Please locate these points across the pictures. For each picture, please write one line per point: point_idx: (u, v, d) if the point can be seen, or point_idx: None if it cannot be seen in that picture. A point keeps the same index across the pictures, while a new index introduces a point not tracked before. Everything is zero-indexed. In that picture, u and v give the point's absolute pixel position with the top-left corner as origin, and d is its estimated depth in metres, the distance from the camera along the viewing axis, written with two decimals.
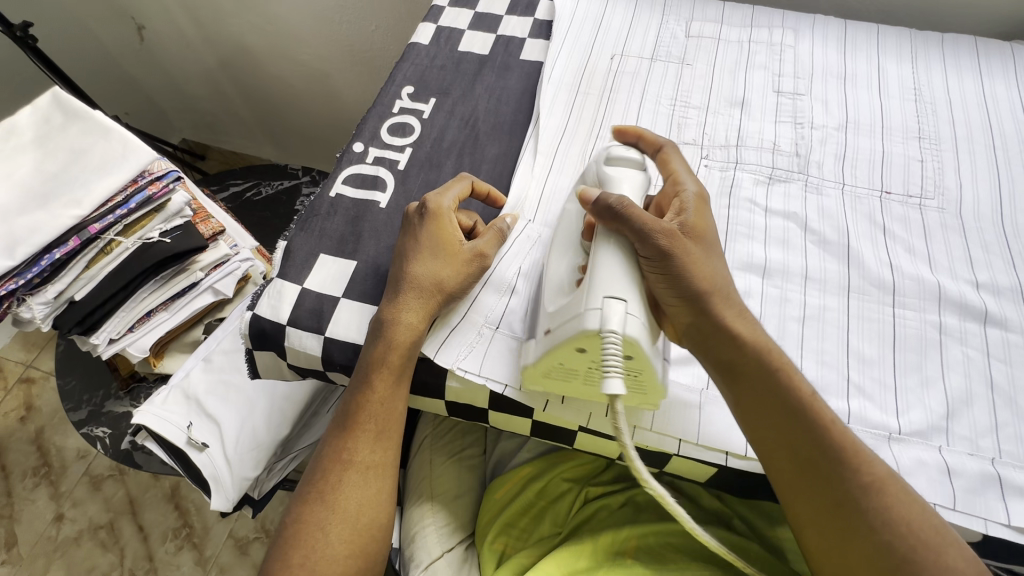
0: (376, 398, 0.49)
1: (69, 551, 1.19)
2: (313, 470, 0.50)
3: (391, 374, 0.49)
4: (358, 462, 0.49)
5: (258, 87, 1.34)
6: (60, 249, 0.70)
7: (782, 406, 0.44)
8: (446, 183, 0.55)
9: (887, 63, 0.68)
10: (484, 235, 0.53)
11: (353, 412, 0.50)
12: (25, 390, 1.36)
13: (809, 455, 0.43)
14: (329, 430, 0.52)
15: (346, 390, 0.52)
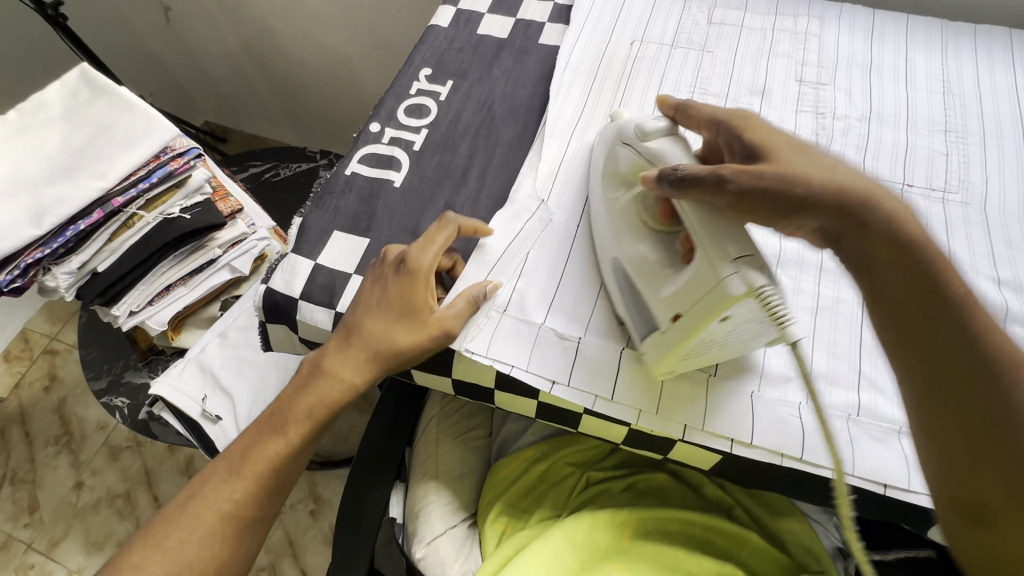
0: (286, 444, 0.52)
1: (87, 517, 1.23)
2: (192, 486, 0.51)
3: (306, 416, 0.52)
4: (227, 503, 0.49)
5: (279, 70, 1.36)
6: (84, 220, 0.72)
7: (915, 307, 0.39)
8: (430, 229, 0.52)
9: (915, 54, 0.66)
10: (456, 301, 0.51)
11: (253, 454, 0.51)
12: (49, 361, 1.40)
13: (953, 366, 0.37)
14: (226, 454, 0.53)
15: (261, 421, 0.54)
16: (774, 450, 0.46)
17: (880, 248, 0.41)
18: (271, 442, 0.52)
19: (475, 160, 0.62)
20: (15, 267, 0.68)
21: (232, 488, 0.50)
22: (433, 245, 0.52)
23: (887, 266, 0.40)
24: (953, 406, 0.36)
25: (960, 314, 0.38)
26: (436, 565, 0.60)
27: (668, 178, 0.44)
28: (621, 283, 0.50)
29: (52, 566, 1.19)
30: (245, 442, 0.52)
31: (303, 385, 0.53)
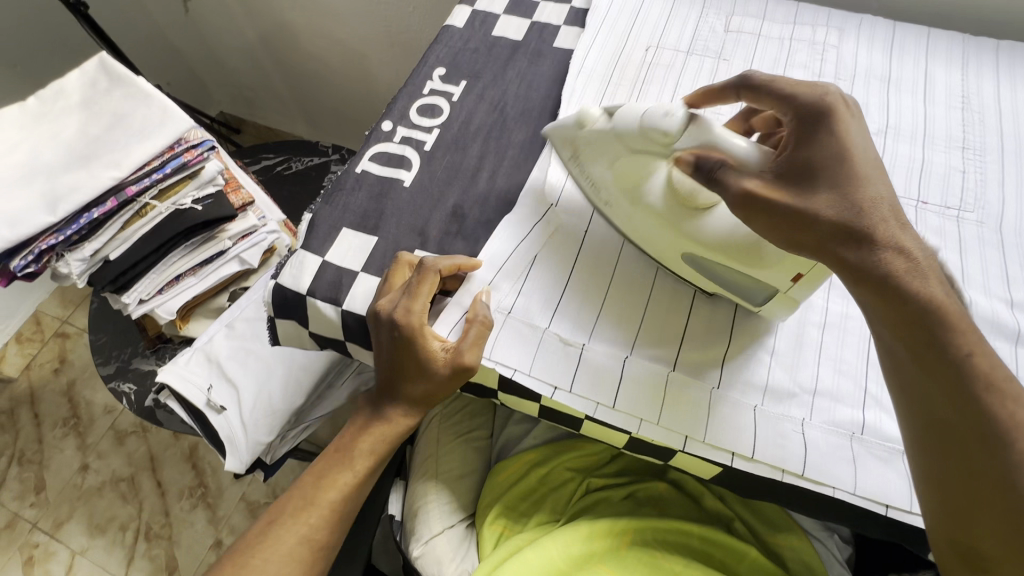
0: (352, 478, 0.55)
1: (91, 500, 1.25)
2: (274, 514, 0.54)
3: (370, 453, 0.55)
4: (307, 533, 0.53)
5: (294, 64, 1.36)
6: (98, 208, 0.72)
7: (925, 359, 0.39)
8: (413, 281, 0.50)
9: (935, 68, 0.65)
10: (466, 337, 0.49)
11: (321, 487, 0.54)
12: (59, 344, 1.42)
13: (960, 421, 0.38)
14: (298, 484, 0.56)
15: (325, 457, 0.56)
16: (775, 465, 0.46)
17: (898, 303, 0.39)
18: (337, 476, 0.55)
19: (486, 161, 0.62)
20: (30, 252, 0.70)
21: (307, 519, 0.53)
22: (418, 300, 0.49)
23: (902, 328, 0.40)
24: (961, 459, 0.38)
25: (970, 364, 0.38)
26: (432, 564, 0.60)
27: (709, 162, 0.46)
28: (705, 268, 0.50)
29: (56, 546, 1.21)
30: (317, 473, 0.55)
31: (364, 425, 0.56)
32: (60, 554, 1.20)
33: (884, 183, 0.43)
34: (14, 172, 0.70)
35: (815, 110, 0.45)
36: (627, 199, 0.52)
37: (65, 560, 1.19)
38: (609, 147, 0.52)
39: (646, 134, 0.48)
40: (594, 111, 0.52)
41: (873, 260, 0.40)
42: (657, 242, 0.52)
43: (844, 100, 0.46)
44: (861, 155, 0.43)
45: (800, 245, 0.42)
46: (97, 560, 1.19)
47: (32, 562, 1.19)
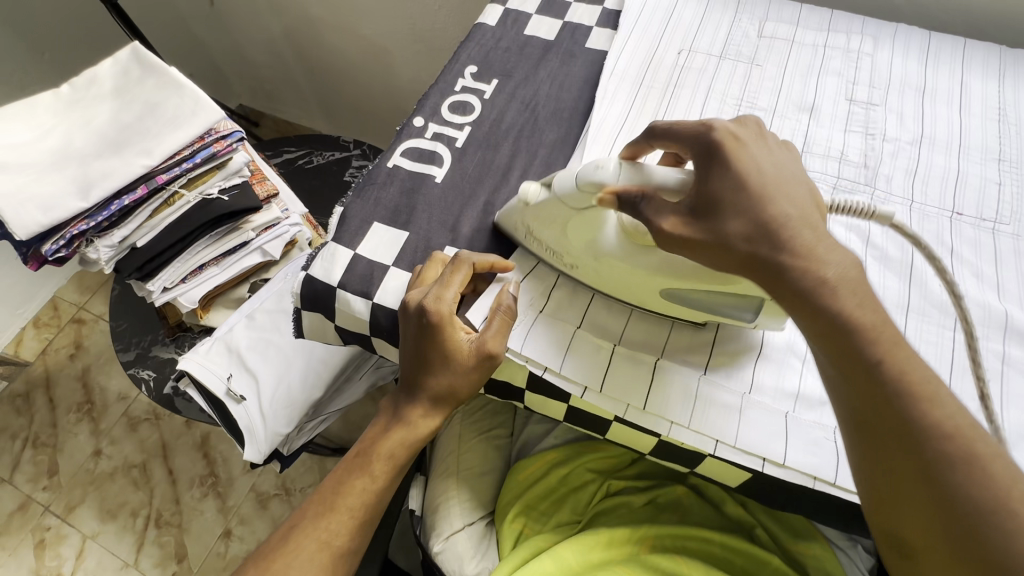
0: (372, 484, 0.54)
1: (103, 485, 1.25)
2: (292, 523, 0.53)
3: (390, 457, 0.54)
4: (327, 540, 0.51)
5: (317, 59, 1.37)
6: (129, 195, 0.73)
7: (848, 362, 0.37)
8: (445, 272, 0.51)
9: (971, 79, 0.65)
10: (493, 327, 0.50)
11: (341, 493, 0.53)
12: (76, 330, 1.44)
13: (879, 422, 0.36)
14: (317, 493, 0.55)
15: (343, 465, 0.56)
16: (808, 472, 0.46)
17: (813, 309, 0.38)
18: (358, 480, 0.54)
19: (517, 160, 0.62)
20: (61, 237, 0.70)
21: (327, 526, 0.52)
22: (450, 290, 0.49)
23: (822, 334, 0.38)
24: (883, 457, 0.36)
25: (884, 369, 0.36)
26: (453, 560, 0.61)
27: (631, 197, 0.44)
28: (686, 302, 0.49)
29: (67, 529, 1.22)
30: (335, 481, 0.54)
31: (386, 425, 0.56)
32: (71, 538, 1.21)
33: (788, 200, 0.41)
34: (47, 158, 0.71)
35: (701, 145, 0.43)
36: (588, 257, 0.50)
37: (76, 544, 1.20)
38: (556, 215, 0.49)
39: (584, 190, 0.46)
40: (532, 187, 0.51)
41: (788, 270, 0.38)
42: (632, 288, 0.50)
43: (731, 128, 0.43)
44: (756, 180, 0.41)
45: (720, 266, 0.41)
46: (107, 546, 1.19)
47: (44, 545, 1.20)
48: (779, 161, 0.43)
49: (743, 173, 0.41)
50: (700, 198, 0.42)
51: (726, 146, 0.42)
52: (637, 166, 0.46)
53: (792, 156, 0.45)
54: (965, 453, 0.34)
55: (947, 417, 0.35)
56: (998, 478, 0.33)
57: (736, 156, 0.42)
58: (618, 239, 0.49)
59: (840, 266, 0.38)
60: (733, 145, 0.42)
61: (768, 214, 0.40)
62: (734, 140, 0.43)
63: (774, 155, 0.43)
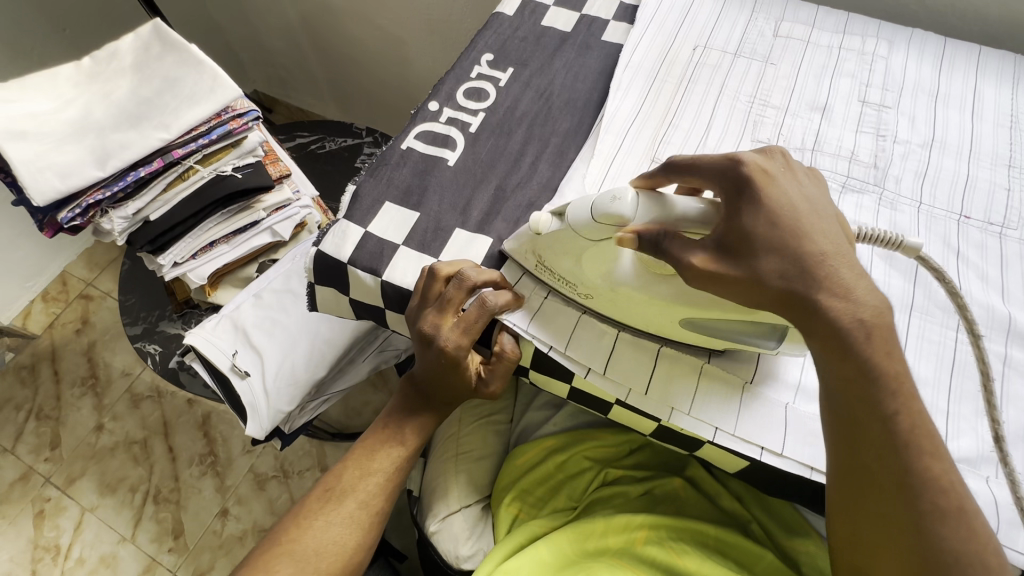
0: (402, 451, 0.60)
1: (104, 459, 1.27)
2: (328, 482, 0.58)
3: (420, 428, 0.60)
4: (364, 499, 0.57)
5: (333, 46, 1.38)
6: (145, 167, 0.75)
7: (867, 410, 0.39)
8: (471, 314, 0.51)
9: (984, 85, 0.65)
10: (497, 369, 0.54)
11: (375, 457, 0.59)
12: (83, 306, 1.45)
13: (882, 473, 0.39)
14: (349, 456, 0.60)
15: (374, 434, 0.61)
16: (805, 461, 0.46)
17: (845, 357, 0.39)
18: (390, 447, 0.60)
19: (529, 147, 0.62)
20: (77, 206, 0.72)
21: (365, 486, 0.57)
22: (465, 336, 0.52)
23: (847, 382, 0.40)
24: (878, 505, 0.39)
25: (898, 423, 0.39)
26: (449, 541, 0.62)
27: (652, 237, 0.42)
28: (695, 327, 0.48)
29: (67, 501, 1.23)
30: (369, 446, 0.60)
31: (407, 406, 0.61)
32: (71, 510, 1.22)
33: (822, 234, 0.41)
34: (67, 129, 0.72)
35: (728, 177, 0.43)
36: (602, 287, 0.48)
37: (75, 516, 1.21)
38: (569, 244, 0.48)
39: (602, 223, 0.44)
40: (544, 216, 0.48)
41: (825, 313, 0.39)
42: (651, 316, 0.49)
43: (761, 160, 0.43)
44: (790, 215, 0.41)
45: (753, 301, 0.41)
46: (106, 519, 1.21)
47: (44, 515, 1.22)
48: (809, 193, 0.43)
49: (776, 208, 0.41)
50: (732, 232, 0.41)
51: (756, 181, 0.42)
52: (657, 197, 0.44)
53: (820, 186, 0.44)
54: (954, 506, 0.38)
55: (942, 471, 0.38)
56: (976, 533, 0.37)
57: (768, 191, 0.41)
58: (635, 269, 0.47)
59: (875, 305, 0.40)
60: (762, 180, 0.42)
61: (803, 253, 0.40)
62: (766, 174, 0.42)
63: (803, 187, 0.43)
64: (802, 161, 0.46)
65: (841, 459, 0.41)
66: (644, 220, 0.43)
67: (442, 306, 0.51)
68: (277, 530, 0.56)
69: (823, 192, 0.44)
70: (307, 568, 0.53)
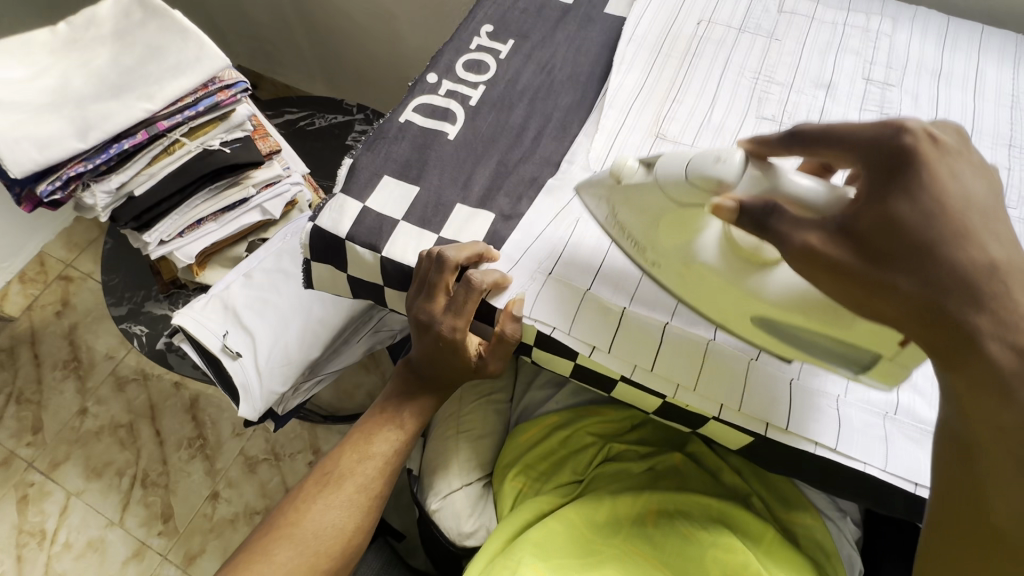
0: (400, 434, 0.59)
1: (89, 443, 1.24)
2: (326, 466, 0.58)
3: (417, 414, 0.60)
4: (362, 483, 0.56)
5: (320, 20, 1.34)
6: (128, 140, 0.72)
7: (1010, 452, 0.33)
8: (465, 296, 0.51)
9: (986, 65, 0.65)
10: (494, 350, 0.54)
11: (374, 440, 0.58)
12: (62, 287, 1.40)
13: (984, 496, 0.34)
14: (347, 439, 0.60)
15: (372, 418, 0.60)
16: (809, 435, 0.47)
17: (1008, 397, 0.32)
18: (388, 430, 0.59)
19: (531, 122, 0.61)
20: (57, 178, 0.68)
21: (362, 470, 0.57)
22: (460, 318, 0.52)
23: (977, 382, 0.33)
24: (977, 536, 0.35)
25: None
26: (450, 518, 0.62)
27: (757, 209, 0.38)
28: (777, 333, 0.46)
29: (52, 486, 1.21)
30: (366, 430, 0.59)
31: (405, 391, 0.60)
32: (56, 495, 1.20)
33: (992, 242, 0.34)
34: (44, 98, 0.69)
35: (884, 154, 0.37)
36: (680, 260, 0.47)
37: (61, 500, 1.19)
38: (652, 200, 0.46)
39: (694, 184, 0.43)
40: (629, 161, 0.48)
41: (972, 334, 0.33)
42: (722, 303, 0.47)
43: (927, 129, 0.37)
44: (955, 215, 0.35)
45: (875, 305, 0.36)
46: (92, 503, 1.19)
47: (27, 500, 1.19)
48: (984, 189, 0.36)
49: (937, 192, 0.35)
50: (871, 217, 0.36)
51: (914, 163, 0.36)
52: (763, 168, 0.42)
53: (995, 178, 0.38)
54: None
55: None
56: None
57: (931, 176, 0.35)
58: (716, 250, 0.46)
59: None
60: (925, 162, 0.36)
61: (967, 260, 0.34)
62: (933, 150, 0.36)
63: (978, 176, 0.37)
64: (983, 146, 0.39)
65: (949, 483, 0.36)
66: (745, 190, 0.42)
67: (436, 291, 0.51)
68: (275, 513, 0.56)
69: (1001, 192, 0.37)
70: (307, 551, 0.52)
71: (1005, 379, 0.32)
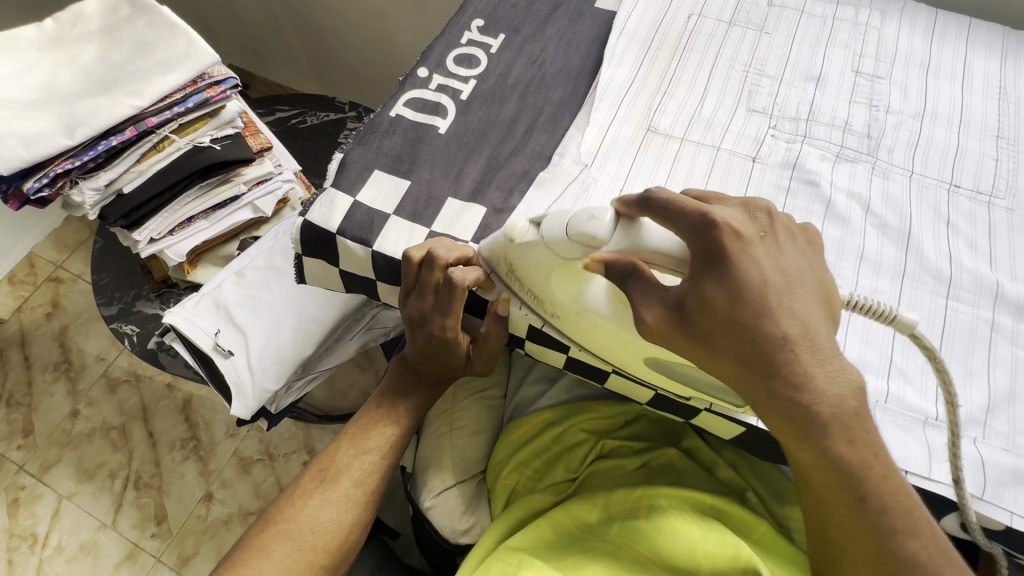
0: (396, 429, 0.59)
1: (81, 445, 1.23)
2: (321, 463, 0.57)
3: (411, 408, 0.60)
4: (359, 478, 0.56)
5: (311, 18, 1.33)
6: (117, 136, 0.71)
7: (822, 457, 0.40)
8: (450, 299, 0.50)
9: (974, 57, 0.66)
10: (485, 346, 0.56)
11: (370, 435, 0.58)
12: (53, 289, 1.39)
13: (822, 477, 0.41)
14: (342, 436, 0.59)
15: (366, 413, 0.60)
16: None
17: (806, 439, 0.40)
18: (384, 426, 0.59)
19: (522, 116, 0.61)
20: (44, 175, 0.68)
21: (359, 465, 0.57)
22: (449, 318, 0.52)
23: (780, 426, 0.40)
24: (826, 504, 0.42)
25: (849, 458, 0.39)
26: (444, 516, 0.62)
27: (620, 269, 0.42)
28: (670, 371, 0.48)
29: (43, 489, 1.19)
30: (361, 426, 0.59)
31: (400, 387, 0.61)
32: (47, 498, 1.18)
33: (791, 314, 0.39)
34: (31, 95, 0.68)
35: (700, 241, 0.39)
36: (571, 314, 0.48)
37: (52, 503, 1.18)
38: (540, 259, 0.46)
39: (574, 241, 0.42)
40: (519, 223, 0.46)
41: (786, 401, 0.39)
42: (617, 353, 0.49)
43: (732, 221, 0.40)
44: (761, 291, 0.39)
45: (710, 368, 0.42)
46: (84, 506, 1.18)
47: (18, 504, 1.18)
48: (785, 264, 0.41)
49: (741, 276, 0.39)
50: (693, 300, 0.40)
51: (725, 249, 0.39)
52: (632, 225, 0.42)
53: (801, 252, 0.42)
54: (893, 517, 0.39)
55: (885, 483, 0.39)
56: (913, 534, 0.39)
57: (738, 261, 0.39)
58: (607, 299, 0.46)
59: (837, 394, 0.39)
60: (733, 247, 0.39)
61: (767, 333, 0.39)
62: (739, 240, 0.39)
63: (781, 257, 0.41)
64: (786, 219, 0.43)
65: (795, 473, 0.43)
66: (615, 249, 0.42)
67: (422, 292, 0.51)
68: (271, 510, 0.56)
69: (805, 263, 0.41)
70: (303, 547, 0.52)
71: (804, 429, 0.39)
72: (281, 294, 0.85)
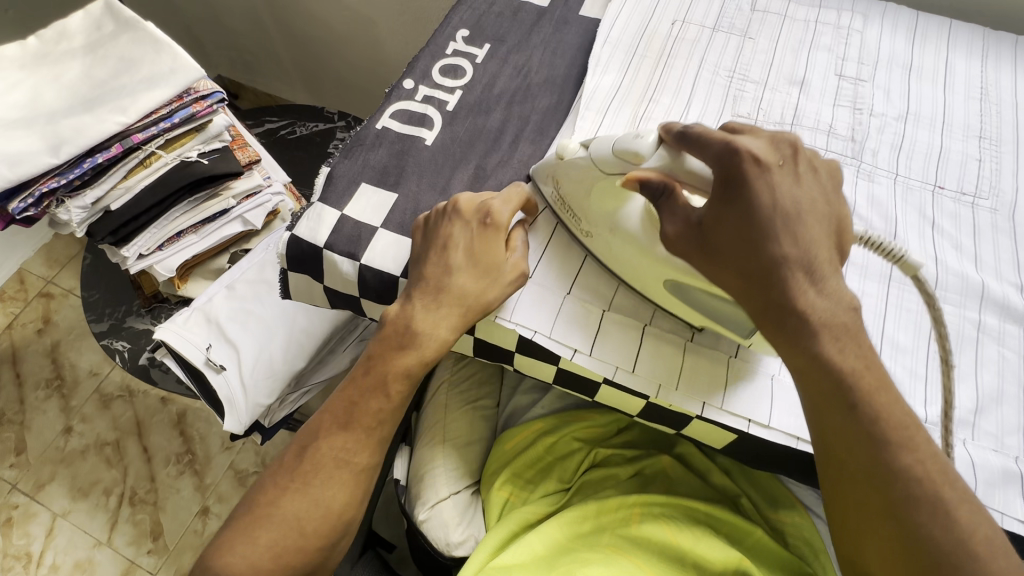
0: (388, 403, 0.51)
1: (74, 462, 1.22)
2: (307, 439, 0.51)
3: (403, 377, 0.51)
4: (346, 459, 0.50)
5: (298, 27, 1.33)
6: (102, 154, 0.70)
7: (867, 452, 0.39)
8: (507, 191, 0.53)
9: (956, 58, 0.66)
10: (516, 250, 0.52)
11: (358, 410, 0.51)
12: (43, 305, 1.38)
13: (862, 475, 0.39)
14: (328, 408, 0.52)
15: (353, 381, 0.52)
16: (790, 430, 0.48)
17: (837, 415, 0.40)
18: (371, 400, 0.51)
19: (509, 126, 0.61)
20: (29, 195, 0.67)
21: (346, 444, 0.50)
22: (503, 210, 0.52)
23: (826, 416, 0.40)
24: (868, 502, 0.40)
25: (893, 456, 0.39)
26: (440, 528, 0.61)
27: (655, 187, 0.44)
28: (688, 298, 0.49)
29: (37, 508, 1.18)
30: (350, 397, 0.51)
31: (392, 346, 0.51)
32: (42, 516, 1.17)
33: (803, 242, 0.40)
34: (16, 114, 0.68)
35: (722, 165, 0.41)
36: (603, 229, 0.51)
37: (46, 522, 1.17)
38: (585, 175, 0.50)
39: (619, 157, 0.46)
40: (571, 145, 0.51)
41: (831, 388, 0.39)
42: (641, 275, 0.50)
43: (755, 149, 0.41)
44: (772, 216, 0.40)
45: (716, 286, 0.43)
46: (79, 523, 1.16)
47: (12, 523, 1.17)
48: (799, 194, 0.41)
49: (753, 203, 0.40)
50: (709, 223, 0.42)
51: (742, 170, 0.41)
52: (675, 150, 0.44)
53: (820, 186, 0.42)
54: (936, 520, 0.37)
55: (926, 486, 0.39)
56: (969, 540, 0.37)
57: (753, 185, 0.40)
58: (640, 219, 0.49)
59: (828, 311, 0.40)
60: (752, 172, 0.40)
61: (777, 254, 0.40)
62: (758, 166, 0.41)
63: (797, 187, 0.41)
64: (810, 158, 0.43)
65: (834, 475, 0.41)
66: (654, 167, 0.45)
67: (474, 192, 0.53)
68: (258, 487, 0.51)
69: (820, 197, 0.42)
70: (292, 532, 0.48)
71: (841, 406, 0.39)
72: (274, 304, 0.85)
